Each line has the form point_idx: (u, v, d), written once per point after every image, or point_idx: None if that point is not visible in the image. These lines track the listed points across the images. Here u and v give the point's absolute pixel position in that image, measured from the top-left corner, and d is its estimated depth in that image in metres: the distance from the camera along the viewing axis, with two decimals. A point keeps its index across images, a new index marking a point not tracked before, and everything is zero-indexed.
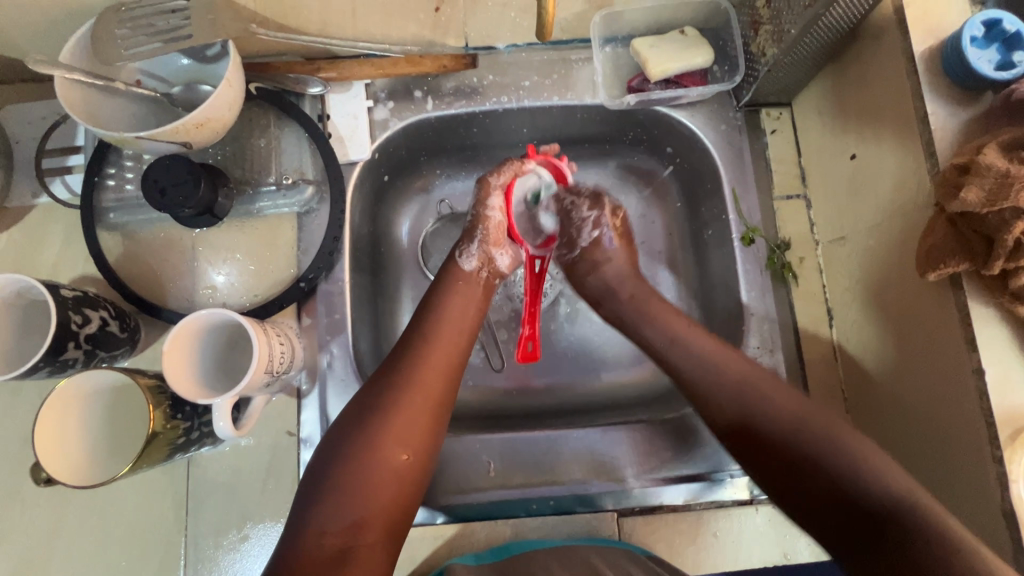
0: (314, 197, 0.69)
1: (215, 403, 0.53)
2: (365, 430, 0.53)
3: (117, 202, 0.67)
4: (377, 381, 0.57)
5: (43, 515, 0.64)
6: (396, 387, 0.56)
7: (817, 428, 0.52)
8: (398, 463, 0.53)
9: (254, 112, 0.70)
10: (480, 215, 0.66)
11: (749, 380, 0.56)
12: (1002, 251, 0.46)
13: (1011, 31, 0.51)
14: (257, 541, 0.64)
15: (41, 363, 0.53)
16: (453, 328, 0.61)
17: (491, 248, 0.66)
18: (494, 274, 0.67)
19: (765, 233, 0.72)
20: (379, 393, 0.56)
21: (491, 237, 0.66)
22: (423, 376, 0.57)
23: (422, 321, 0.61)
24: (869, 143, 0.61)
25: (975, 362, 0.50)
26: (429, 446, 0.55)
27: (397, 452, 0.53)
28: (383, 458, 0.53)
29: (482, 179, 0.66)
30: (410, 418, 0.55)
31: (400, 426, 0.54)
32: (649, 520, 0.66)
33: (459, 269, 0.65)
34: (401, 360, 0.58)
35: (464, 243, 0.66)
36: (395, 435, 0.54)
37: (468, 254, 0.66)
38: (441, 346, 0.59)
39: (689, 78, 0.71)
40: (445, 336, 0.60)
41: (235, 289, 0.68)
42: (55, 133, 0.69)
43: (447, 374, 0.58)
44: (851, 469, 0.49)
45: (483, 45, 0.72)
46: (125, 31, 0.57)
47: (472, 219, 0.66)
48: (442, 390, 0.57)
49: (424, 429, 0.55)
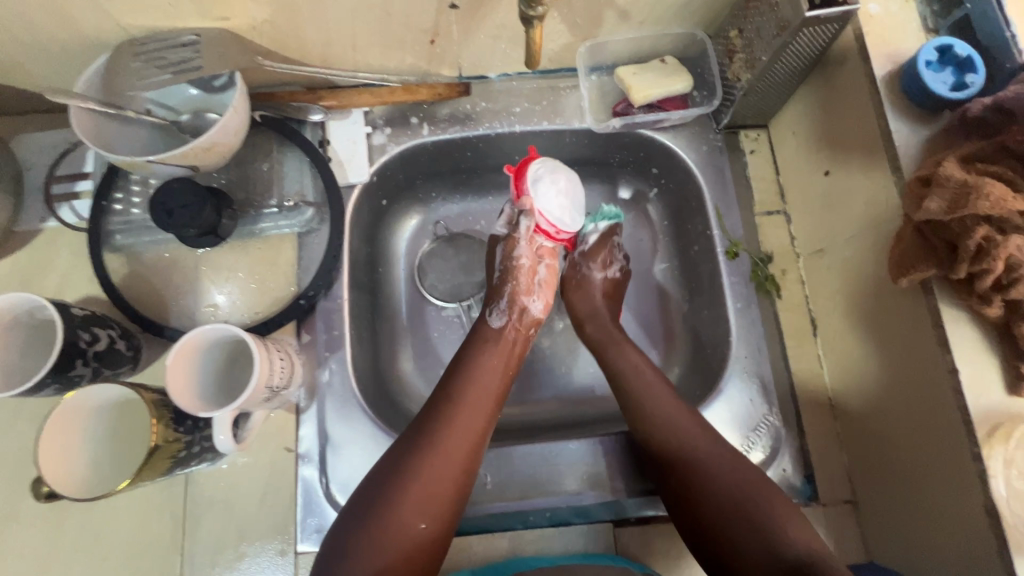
0: (314, 218, 0.72)
1: (215, 416, 0.55)
2: (385, 496, 0.54)
3: (123, 225, 0.69)
4: (404, 443, 0.57)
5: (38, 536, 0.63)
6: (422, 452, 0.56)
7: (747, 484, 0.55)
8: (414, 530, 0.53)
9: (258, 139, 0.73)
10: (510, 267, 0.72)
11: (693, 439, 0.60)
12: (966, 256, 0.49)
13: (962, 56, 0.55)
14: (253, 560, 0.64)
15: (49, 379, 0.54)
16: (482, 387, 0.62)
17: (521, 296, 0.71)
18: (528, 324, 0.71)
19: (748, 247, 0.75)
20: (402, 457, 0.56)
21: (521, 286, 0.72)
22: (451, 438, 0.57)
23: (455, 384, 0.62)
24: (841, 161, 0.65)
25: (949, 362, 0.52)
26: (447, 516, 0.55)
27: (416, 520, 0.53)
28: (403, 526, 0.53)
29: (506, 236, 0.74)
30: (432, 486, 0.55)
31: (426, 494, 0.55)
32: (644, 531, 0.66)
33: (489, 326, 0.69)
34: (432, 420, 0.59)
35: (493, 302, 0.71)
36: (416, 505, 0.54)
37: (499, 311, 0.70)
38: (470, 408, 0.60)
39: (670, 103, 0.75)
40: (478, 398, 0.61)
41: (236, 307, 0.70)
42: (66, 161, 0.72)
43: (475, 437, 0.59)
44: (765, 519, 0.52)
45: (476, 75, 0.76)
46: (139, 64, 0.61)
47: (504, 273, 0.72)
48: (471, 452, 0.58)
49: (446, 500, 0.56)
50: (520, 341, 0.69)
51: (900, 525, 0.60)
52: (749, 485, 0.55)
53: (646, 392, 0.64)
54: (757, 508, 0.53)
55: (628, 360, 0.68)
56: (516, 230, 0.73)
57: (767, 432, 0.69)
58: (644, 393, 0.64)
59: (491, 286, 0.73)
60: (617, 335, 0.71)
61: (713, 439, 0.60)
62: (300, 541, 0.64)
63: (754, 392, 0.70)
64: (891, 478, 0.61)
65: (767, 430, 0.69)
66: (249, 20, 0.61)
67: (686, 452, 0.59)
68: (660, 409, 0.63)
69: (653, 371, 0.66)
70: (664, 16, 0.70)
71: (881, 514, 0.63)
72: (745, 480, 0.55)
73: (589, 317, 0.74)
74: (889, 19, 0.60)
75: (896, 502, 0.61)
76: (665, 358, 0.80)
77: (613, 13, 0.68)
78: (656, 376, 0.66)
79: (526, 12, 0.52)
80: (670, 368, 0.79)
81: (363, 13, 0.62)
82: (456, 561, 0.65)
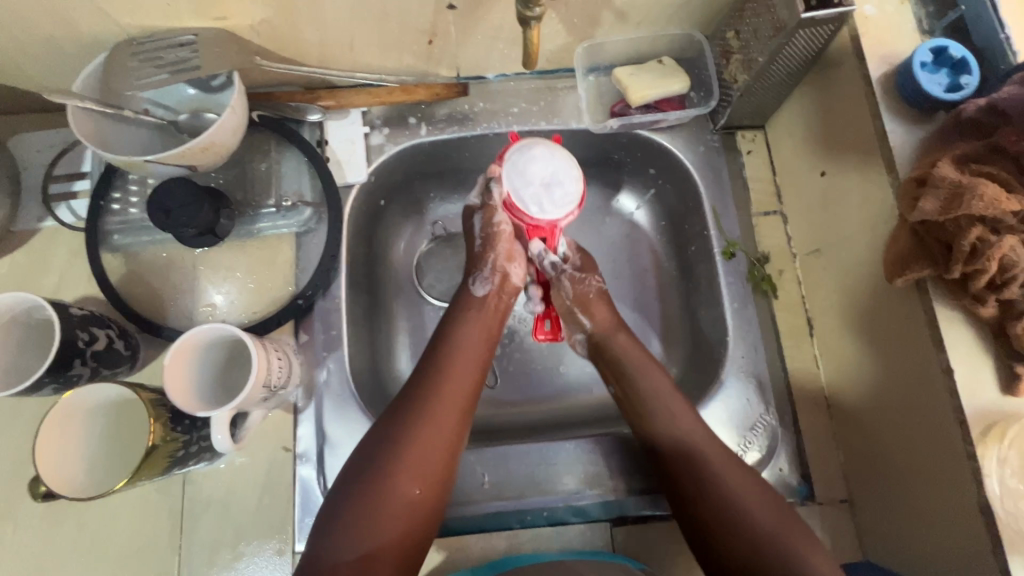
0: (312, 218, 0.72)
1: (212, 415, 0.55)
2: (378, 464, 0.54)
3: (121, 225, 0.69)
4: (391, 415, 0.58)
5: (35, 536, 0.63)
6: (412, 420, 0.56)
7: (769, 520, 0.54)
8: (411, 494, 0.54)
9: (256, 138, 0.73)
10: (489, 235, 0.68)
11: (717, 465, 0.58)
12: (960, 256, 0.49)
13: (957, 57, 0.56)
14: (250, 560, 0.64)
15: (46, 378, 0.54)
16: (469, 357, 0.62)
17: (505, 265, 0.68)
18: (510, 293, 0.69)
19: (745, 247, 0.75)
20: (391, 427, 0.56)
21: (503, 255, 0.68)
22: (441, 408, 0.58)
23: (441, 353, 0.62)
24: (837, 162, 0.65)
25: (944, 362, 0.52)
26: (439, 480, 0.56)
27: (410, 487, 0.54)
28: (397, 493, 0.53)
29: (484, 203, 0.68)
30: (424, 453, 0.55)
31: (418, 460, 0.55)
32: (641, 530, 0.67)
33: (471, 295, 0.67)
34: (420, 390, 0.59)
35: (476, 269, 0.68)
36: (409, 473, 0.54)
37: (483, 279, 0.67)
38: (459, 377, 0.60)
39: (667, 103, 0.75)
40: (465, 365, 0.61)
41: (234, 307, 0.70)
42: (64, 161, 0.72)
43: (462, 406, 0.59)
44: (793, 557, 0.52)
45: (474, 75, 0.77)
46: (136, 64, 0.61)
47: (486, 240, 0.68)
48: (459, 422, 0.58)
49: (439, 469, 0.56)
50: (501, 311, 0.68)
51: (896, 524, 0.60)
52: (779, 528, 0.54)
53: (665, 413, 0.62)
54: (787, 547, 0.53)
55: (650, 381, 0.64)
56: (489, 197, 0.67)
57: (763, 432, 0.69)
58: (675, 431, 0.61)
59: (473, 253, 0.69)
60: (647, 360, 0.66)
61: (747, 476, 0.58)
62: (298, 541, 0.64)
63: (751, 392, 0.70)
64: (887, 478, 0.61)
65: (764, 429, 0.69)
66: (248, 20, 0.61)
67: (718, 487, 0.57)
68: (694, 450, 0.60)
69: (685, 409, 0.63)
70: (662, 17, 0.70)
71: (878, 513, 0.63)
72: (768, 510, 0.55)
73: (605, 336, 0.67)
74: (885, 21, 0.60)
75: (893, 501, 0.61)
76: (662, 358, 0.80)
77: (610, 14, 0.68)
78: (672, 390, 0.64)
79: (524, 12, 0.53)
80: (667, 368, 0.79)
81: (361, 13, 0.62)
82: (454, 560, 0.65)
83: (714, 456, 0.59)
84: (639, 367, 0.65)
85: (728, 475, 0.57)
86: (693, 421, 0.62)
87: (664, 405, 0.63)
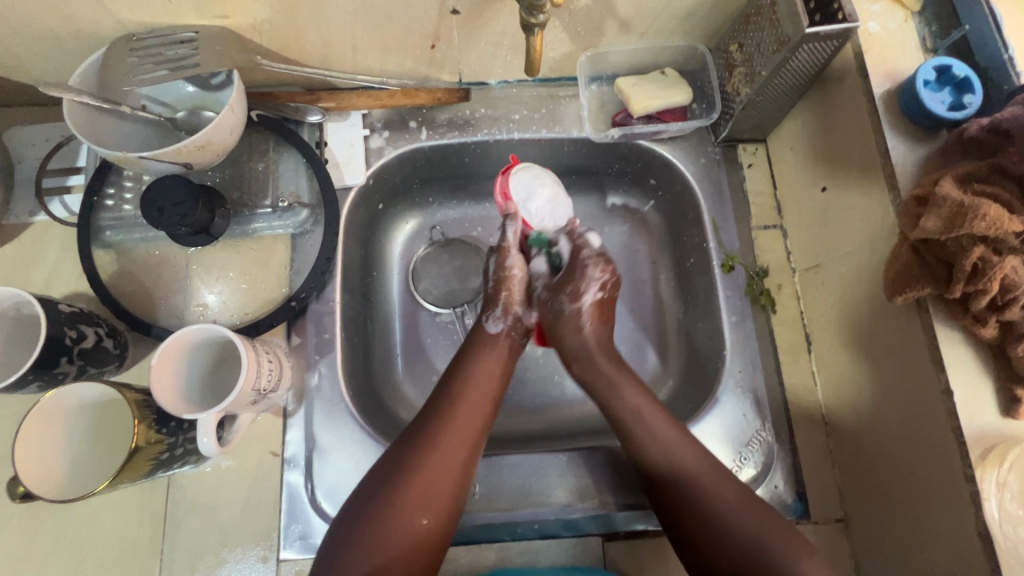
0: (309, 219, 0.71)
1: (199, 419, 0.54)
2: (387, 493, 0.54)
3: (114, 221, 0.68)
4: (404, 441, 0.58)
5: (13, 536, 0.62)
6: (422, 450, 0.57)
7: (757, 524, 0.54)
8: (418, 522, 0.54)
9: (254, 137, 0.72)
10: (503, 279, 0.69)
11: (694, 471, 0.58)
12: (961, 276, 0.49)
13: (960, 77, 0.56)
14: (233, 566, 0.63)
15: (31, 376, 0.53)
16: (480, 390, 0.63)
17: (515, 307, 0.69)
18: (520, 333, 0.69)
19: (744, 260, 0.75)
20: (402, 453, 0.57)
21: (514, 298, 0.69)
22: (451, 440, 0.58)
23: (453, 383, 0.63)
24: (839, 178, 0.65)
25: (943, 383, 0.52)
26: (448, 511, 0.56)
27: (418, 517, 0.54)
28: (404, 523, 0.53)
29: (497, 247, 0.70)
30: (432, 485, 0.55)
31: (427, 489, 0.55)
32: (633, 545, 0.65)
33: (484, 332, 0.68)
34: (431, 421, 0.59)
35: (489, 309, 0.69)
36: (417, 502, 0.54)
37: (495, 318, 0.68)
38: (470, 408, 0.61)
39: (669, 114, 0.75)
40: (478, 394, 0.62)
41: (226, 307, 0.69)
42: (58, 155, 0.72)
43: (472, 438, 0.59)
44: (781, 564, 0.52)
45: (476, 80, 0.76)
46: (135, 60, 0.60)
47: (497, 282, 0.69)
48: (470, 454, 0.58)
49: (447, 499, 0.56)
50: (517, 344, 0.69)
51: (892, 546, 0.60)
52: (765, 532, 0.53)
53: (640, 424, 0.62)
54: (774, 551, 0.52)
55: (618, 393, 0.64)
56: (503, 238, 0.70)
57: (759, 448, 0.68)
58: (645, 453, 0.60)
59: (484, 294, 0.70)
60: (618, 379, 0.64)
61: (728, 479, 0.57)
62: (283, 548, 0.63)
63: (747, 407, 0.69)
64: (883, 497, 0.61)
65: (759, 445, 0.68)
66: (249, 18, 0.61)
67: (689, 483, 0.57)
68: (676, 463, 0.59)
69: (657, 411, 0.62)
70: (666, 27, 0.70)
71: (874, 534, 0.62)
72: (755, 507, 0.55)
73: (588, 356, 0.66)
74: (889, 38, 0.60)
75: (889, 522, 0.60)
76: (659, 370, 0.79)
77: (614, 24, 0.68)
78: (636, 387, 0.64)
79: (527, 19, 0.52)
80: (664, 380, 0.79)
81: (364, 16, 0.62)
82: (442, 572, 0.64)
83: (692, 466, 0.58)
84: (614, 392, 0.64)
85: (718, 488, 0.56)
86: (669, 427, 0.61)
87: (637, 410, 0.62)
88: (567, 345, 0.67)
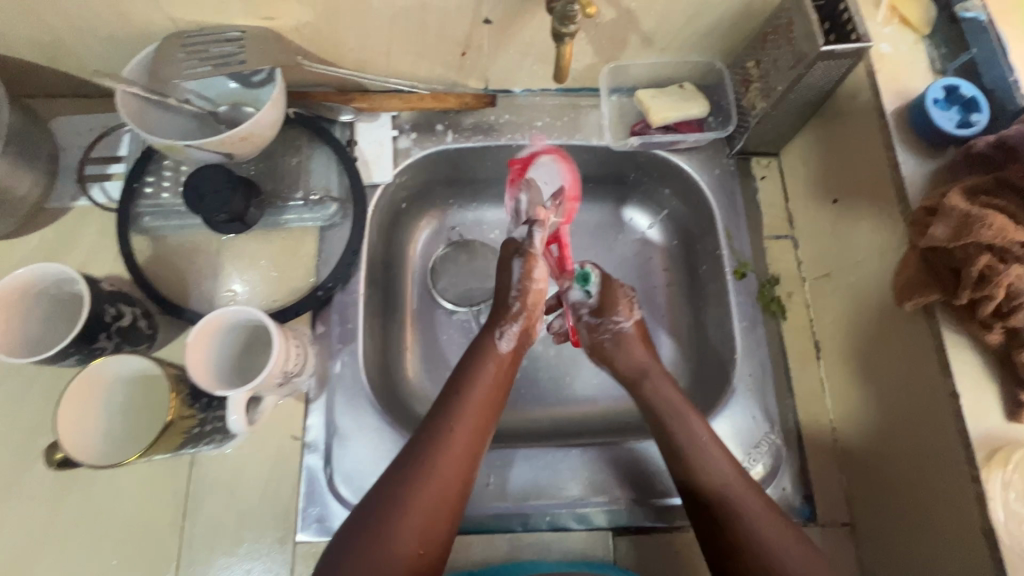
0: (338, 213, 0.74)
1: (230, 396, 0.56)
2: (380, 522, 0.54)
3: (152, 208, 0.71)
4: (398, 466, 0.58)
5: (38, 508, 0.63)
6: (413, 479, 0.56)
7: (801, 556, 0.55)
8: (409, 556, 0.53)
9: (290, 134, 0.76)
10: (526, 289, 0.70)
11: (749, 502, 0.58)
12: (968, 282, 0.51)
13: (968, 97, 0.59)
14: (250, 546, 0.64)
15: (73, 350, 0.56)
16: (475, 412, 0.62)
17: (532, 321, 0.70)
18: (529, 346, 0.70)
19: (756, 268, 0.77)
20: (393, 480, 0.56)
21: (533, 312, 0.70)
22: (442, 467, 0.57)
23: (448, 406, 0.61)
24: (851, 190, 0.68)
25: (950, 386, 0.53)
26: (439, 539, 0.55)
27: (408, 547, 0.53)
28: (396, 554, 0.53)
29: (524, 251, 0.71)
30: (423, 514, 0.55)
31: (414, 522, 0.54)
32: (642, 541, 0.66)
33: (495, 348, 0.67)
34: (422, 447, 0.58)
35: (505, 323, 0.68)
36: (409, 532, 0.54)
37: (508, 333, 0.68)
38: (463, 432, 0.60)
39: (686, 126, 0.78)
40: (473, 423, 0.61)
41: (254, 295, 0.71)
42: (101, 144, 0.75)
43: (465, 465, 0.58)
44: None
45: (502, 88, 0.80)
46: (183, 56, 0.64)
47: (521, 293, 0.70)
48: (461, 480, 0.58)
49: (439, 528, 0.55)
50: (516, 365, 0.68)
51: (899, 549, 0.61)
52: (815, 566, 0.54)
53: (695, 447, 0.62)
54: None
55: (665, 398, 0.66)
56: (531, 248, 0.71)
57: (768, 450, 0.69)
58: (707, 472, 0.61)
59: (502, 302, 0.70)
60: (684, 408, 0.65)
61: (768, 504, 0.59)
62: (300, 530, 0.64)
63: (757, 410, 0.71)
64: (889, 501, 0.62)
65: (768, 448, 0.70)
66: (293, 21, 0.64)
67: (737, 512, 0.58)
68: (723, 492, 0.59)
69: (708, 431, 0.64)
70: (686, 43, 0.74)
71: (881, 538, 0.63)
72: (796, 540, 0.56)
73: (640, 376, 0.69)
74: (899, 59, 0.63)
75: (895, 525, 0.61)
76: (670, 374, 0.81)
77: (636, 38, 0.71)
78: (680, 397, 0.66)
79: (559, 28, 0.56)
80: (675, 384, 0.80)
81: (401, 22, 0.66)
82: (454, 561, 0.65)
83: (743, 494, 0.59)
84: (677, 415, 0.65)
85: (762, 516, 0.57)
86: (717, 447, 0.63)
87: (700, 438, 0.63)
88: (621, 362, 0.71)
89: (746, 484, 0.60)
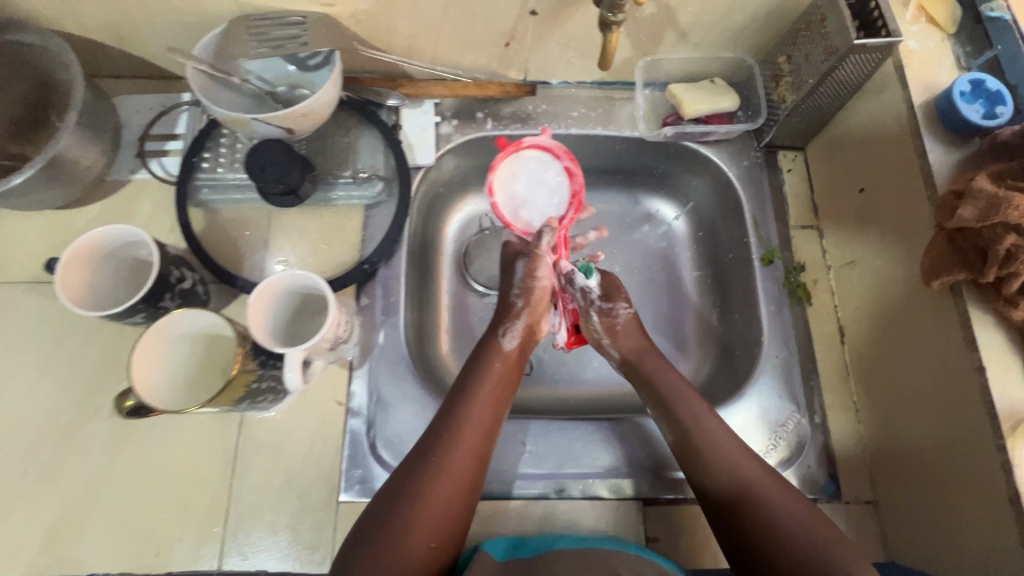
0: (383, 192, 0.77)
1: (287, 354, 0.59)
2: (394, 515, 0.54)
3: (210, 182, 0.75)
4: (409, 462, 0.59)
5: (95, 462, 0.66)
6: (426, 472, 0.57)
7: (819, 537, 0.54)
8: (423, 552, 0.54)
9: (340, 116, 0.80)
10: (530, 287, 0.72)
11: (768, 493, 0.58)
12: (995, 260, 0.54)
13: (993, 90, 0.62)
14: (295, 504, 0.66)
15: (141, 307, 0.60)
16: (485, 407, 0.63)
17: (535, 320, 0.73)
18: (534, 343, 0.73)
19: (783, 256, 0.80)
20: (406, 474, 0.58)
21: (536, 310, 0.73)
22: (454, 460, 0.59)
23: (458, 403, 0.63)
24: (877, 179, 0.71)
25: (976, 360, 0.56)
26: (451, 533, 0.56)
27: (424, 540, 0.54)
28: (411, 545, 0.53)
29: (529, 252, 0.73)
30: (436, 506, 0.56)
31: (428, 514, 0.55)
32: (672, 512, 0.69)
33: (500, 346, 0.70)
34: (433, 443, 0.60)
35: (506, 322, 0.71)
36: (424, 524, 0.54)
37: (509, 331, 0.71)
38: (473, 428, 0.61)
39: (717, 118, 0.82)
40: (482, 417, 0.63)
41: (302, 267, 0.75)
42: (161, 122, 0.79)
43: (476, 458, 0.60)
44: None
45: (540, 79, 0.84)
46: (247, 37, 0.67)
47: (525, 291, 0.72)
48: (472, 473, 0.59)
49: (452, 520, 0.56)
50: (519, 364, 0.70)
51: (923, 523, 0.63)
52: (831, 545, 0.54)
53: (708, 440, 0.63)
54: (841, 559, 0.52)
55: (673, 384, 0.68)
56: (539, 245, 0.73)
57: (794, 429, 0.72)
58: (717, 461, 0.61)
59: (508, 301, 0.73)
60: (687, 393, 0.67)
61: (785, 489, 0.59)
62: (343, 490, 0.67)
63: (783, 390, 0.73)
64: (914, 477, 0.64)
65: (794, 426, 0.72)
66: (352, 8, 0.68)
67: (750, 499, 0.58)
68: (743, 484, 0.59)
69: (713, 416, 0.65)
70: (719, 39, 0.77)
71: (906, 514, 0.65)
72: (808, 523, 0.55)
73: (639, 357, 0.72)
74: (926, 54, 0.67)
75: (920, 500, 0.63)
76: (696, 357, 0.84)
77: (673, 33, 0.75)
78: (684, 383, 0.68)
79: (607, 16, 0.59)
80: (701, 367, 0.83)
81: (453, 11, 0.69)
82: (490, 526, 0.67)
83: (754, 480, 0.59)
84: (678, 397, 0.67)
85: (780, 496, 0.58)
86: (728, 436, 0.63)
87: (705, 425, 0.64)
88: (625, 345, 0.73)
89: (767, 477, 0.60)
